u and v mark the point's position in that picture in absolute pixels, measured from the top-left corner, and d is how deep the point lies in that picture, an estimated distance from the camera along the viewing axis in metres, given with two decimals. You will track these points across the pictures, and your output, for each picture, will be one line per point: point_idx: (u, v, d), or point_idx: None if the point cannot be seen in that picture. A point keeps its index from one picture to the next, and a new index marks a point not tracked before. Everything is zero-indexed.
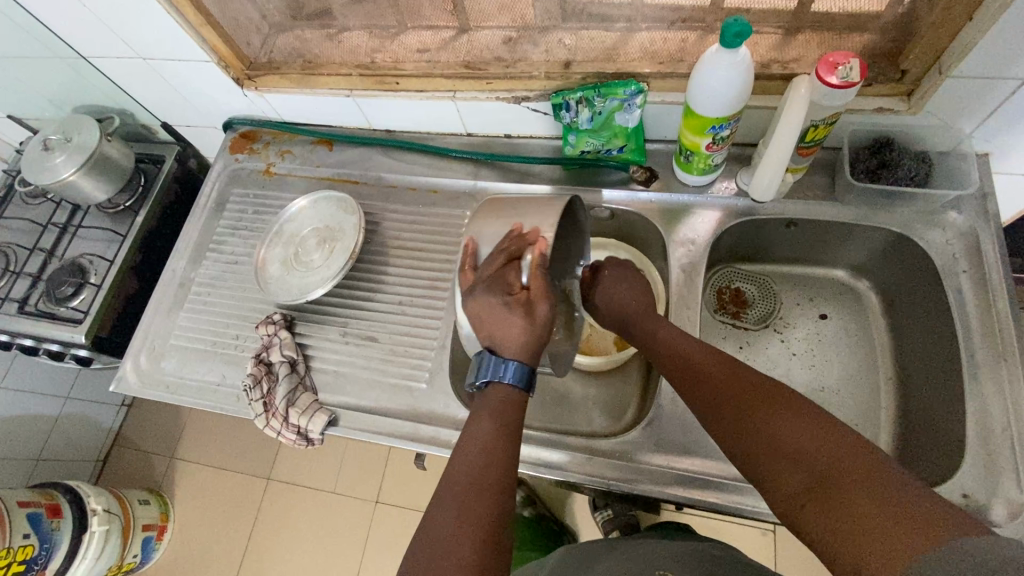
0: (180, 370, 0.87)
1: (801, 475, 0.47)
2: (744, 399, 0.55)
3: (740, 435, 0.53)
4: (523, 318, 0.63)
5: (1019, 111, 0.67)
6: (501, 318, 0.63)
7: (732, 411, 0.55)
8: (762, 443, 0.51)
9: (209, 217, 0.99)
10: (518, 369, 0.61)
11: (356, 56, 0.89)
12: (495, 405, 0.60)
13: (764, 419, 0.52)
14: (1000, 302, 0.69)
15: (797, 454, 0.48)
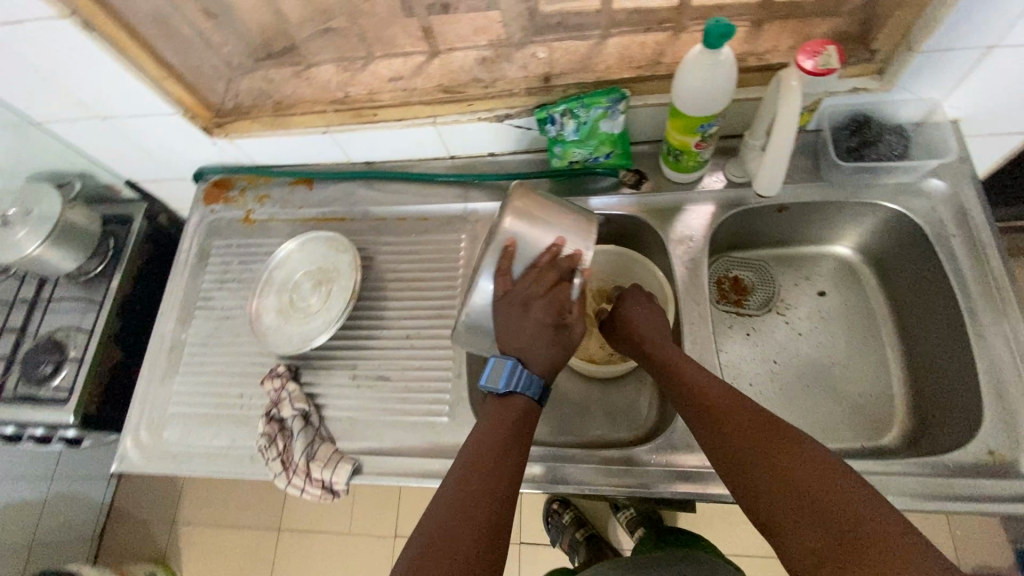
0: (185, 439, 0.83)
1: (817, 538, 0.48)
2: (758, 445, 0.55)
3: (753, 483, 0.54)
4: (563, 343, 0.66)
5: (987, 76, 0.70)
6: (549, 341, 0.65)
7: (744, 457, 0.56)
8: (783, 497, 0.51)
9: (192, 273, 0.95)
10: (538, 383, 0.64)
11: (328, 91, 0.86)
12: (514, 411, 0.63)
13: (780, 469, 0.53)
14: (994, 263, 0.72)
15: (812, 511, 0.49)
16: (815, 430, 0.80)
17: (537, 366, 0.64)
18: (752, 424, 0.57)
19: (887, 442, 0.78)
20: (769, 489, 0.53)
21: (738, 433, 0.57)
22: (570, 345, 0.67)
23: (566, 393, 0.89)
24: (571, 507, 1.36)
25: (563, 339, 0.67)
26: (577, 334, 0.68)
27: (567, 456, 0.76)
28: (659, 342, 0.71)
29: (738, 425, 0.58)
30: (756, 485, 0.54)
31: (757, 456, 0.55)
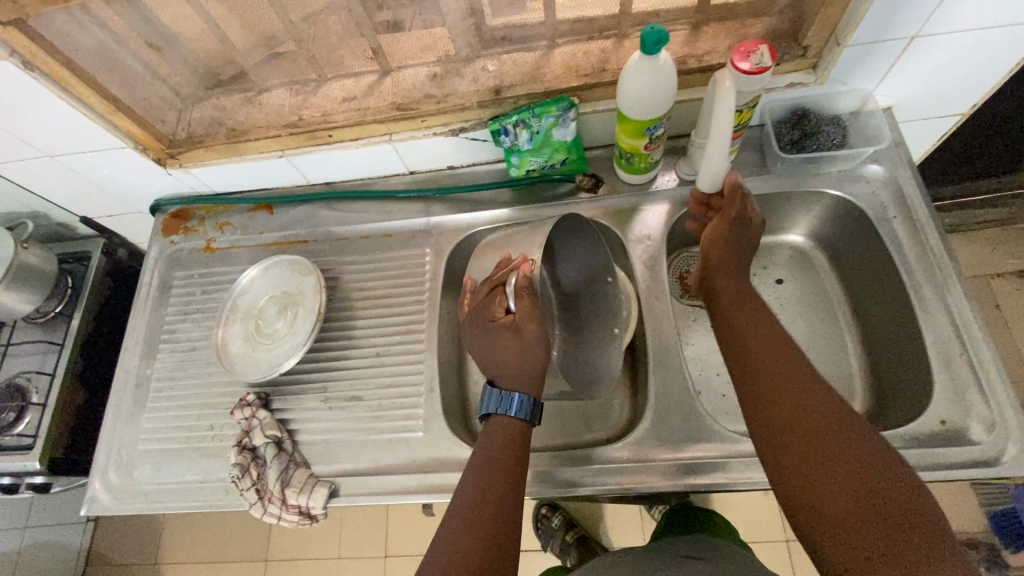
0: (157, 476, 0.81)
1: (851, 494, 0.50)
2: (809, 414, 0.56)
3: (789, 443, 0.55)
4: (518, 345, 0.73)
5: (912, 64, 0.74)
6: (507, 348, 0.73)
7: (786, 420, 0.57)
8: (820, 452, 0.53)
9: (155, 306, 0.93)
10: (518, 400, 0.68)
11: (281, 115, 0.86)
12: (502, 429, 0.68)
13: (827, 439, 0.54)
14: (935, 241, 0.75)
15: (849, 483, 0.51)
16: None
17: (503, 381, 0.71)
18: (807, 394, 0.57)
19: None
20: (807, 452, 0.54)
21: (789, 396, 0.58)
22: (526, 346, 0.73)
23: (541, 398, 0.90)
24: (560, 509, 1.37)
25: (521, 344, 0.73)
26: (531, 333, 0.73)
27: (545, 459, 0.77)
28: (730, 293, 0.71)
29: (790, 389, 0.58)
30: (791, 447, 0.55)
31: (804, 424, 0.56)
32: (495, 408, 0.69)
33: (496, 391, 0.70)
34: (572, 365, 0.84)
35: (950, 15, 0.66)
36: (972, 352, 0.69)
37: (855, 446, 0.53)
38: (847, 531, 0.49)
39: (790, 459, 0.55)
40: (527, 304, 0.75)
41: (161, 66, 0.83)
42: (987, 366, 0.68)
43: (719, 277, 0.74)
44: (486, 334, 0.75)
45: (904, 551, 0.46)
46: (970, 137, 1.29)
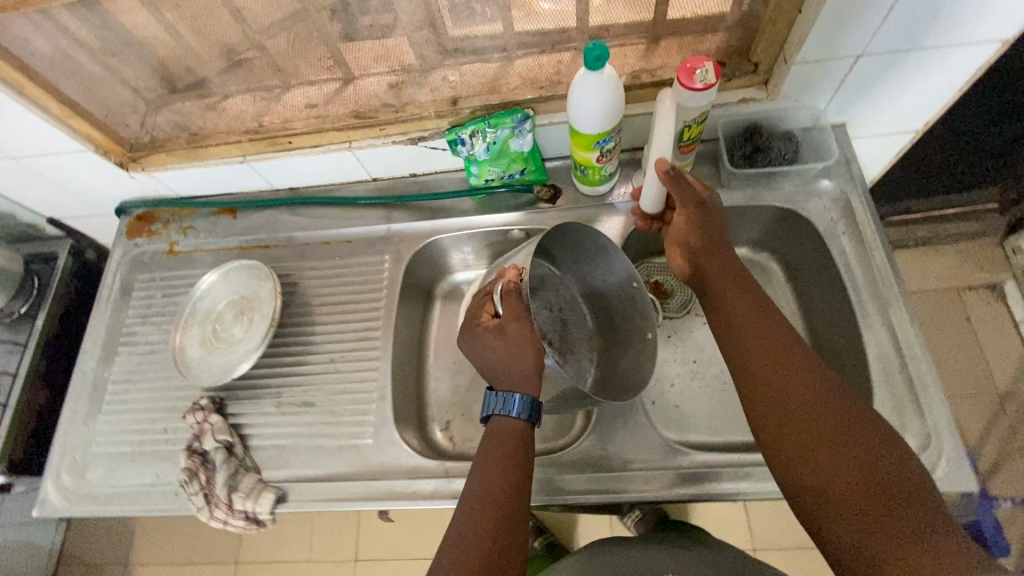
0: (109, 479, 0.81)
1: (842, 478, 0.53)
2: (806, 398, 0.58)
3: (788, 428, 0.58)
4: (507, 348, 0.71)
5: (860, 82, 0.75)
6: (500, 353, 0.72)
7: (785, 405, 0.58)
8: (810, 437, 0.56)
9: (115, 308, 0.94)
10: (519, 400, 0.68)
11: (242, 121, 0.87)
12: (507, 431, 0.68)
13: (826, 423, 0.56)
14: (879, 256, 0.76)
15: (848, 466, 0.53)
16: (730, 429, 0.83)
17: (499, 384, 0.71)
18: (808, 380, 0.59)
19: None
20: (807, 436, 0.56)
21: (786, 380, 0.59)
22: (516, 344, 0.71)
23: None
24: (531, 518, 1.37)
25: (515, 345, 0.71)
26: (518, 332, 0.71)
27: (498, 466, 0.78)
28: (719, 274, 0.70)
29: (789, 373, 0.60)
30: (791, 430, 0.57)
31: (802, 409, 0.57)
32: (496, 409, 0.69)
33: (495, 394, 0.69)
34: (613, 374, 0.80)
35: (894, 35, 0.67)
36: (913, 367, 0.70)
37: (852, 428, 0.55)
38: (846, 512, 0.52)
39: (789, 441, 0.57)
40: (514, 303, 0.73)
41: (122, 72, 0.84)
42: (926, 382, 0.69)
43: (708, 255, 0.71)
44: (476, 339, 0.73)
45: (901, 532, 0.49)
46: (940, 150, 1.30)
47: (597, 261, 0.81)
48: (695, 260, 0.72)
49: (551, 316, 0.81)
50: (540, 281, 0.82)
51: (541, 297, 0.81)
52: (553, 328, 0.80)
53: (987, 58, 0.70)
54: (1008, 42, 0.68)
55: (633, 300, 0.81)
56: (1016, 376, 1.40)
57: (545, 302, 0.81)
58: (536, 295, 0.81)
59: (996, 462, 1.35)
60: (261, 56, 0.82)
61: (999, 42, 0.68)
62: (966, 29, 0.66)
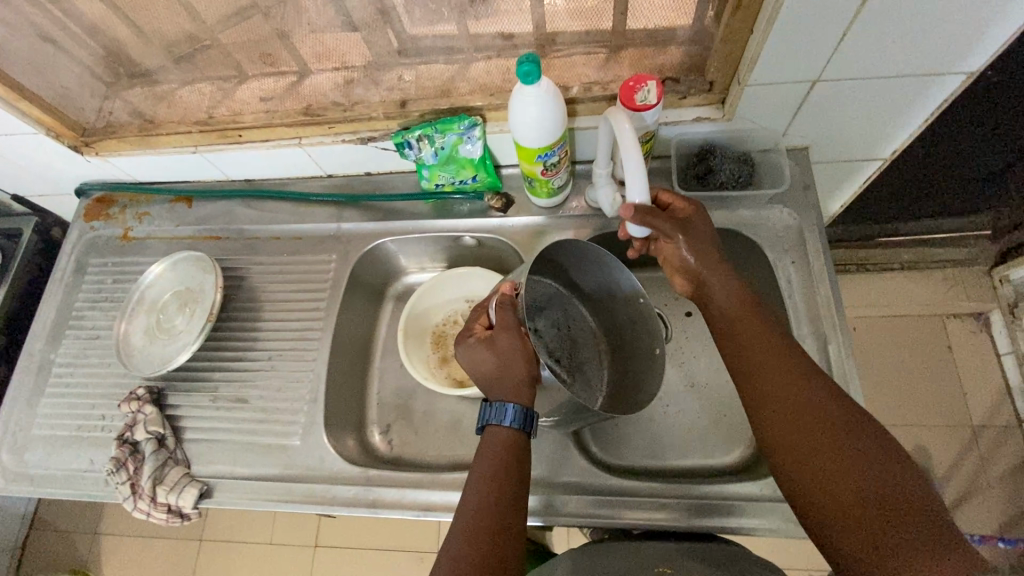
0: (45, 461, 0.83)
1: (846, 485, 0.53)
2: (804, 417, 0.58)
3: (790, 440, 0.57)
4: (499, 360, 0.70)
5: (818, 106, 0.72)
6: (489, 364, 0.71)
7: (786, 423, 0.58)
8: (810, 446, 0.56)
9: (66, 292, 0.94)
10: (511, 409, 0.67)
11: (192, 110, 0.86)
12: (500, 439, 0.68)
13: (826, 441, 0.56)
14: (824, 291, 0.75)
15: (853, 481, 0.53)
16: (663, 452, 0.82)
17: (492, 396, 0.70)
18: (805, 386, 0.59)
19: (725, 464, 0.80)
20: (809, 455, 0.56)
21: (784, 401, 0.59)
22: (511, 354, 0.70)
23: (438, 413, 0.89)
24: None
25: (510, 357, 0.70)
26: (509, 344, 0.70)
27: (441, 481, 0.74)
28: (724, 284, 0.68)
29: (788, 393, 0.59)
30: (793, 438, 0.57)
31: (803, 420, 0.58)
32: (489, 420, 0.69)
33: (489, 405, 0.69)
34: (624, 392, 0.75)
35: (853, 62, 0.64)
36: None
37: (851, 444, 0.55)
38: (844, 519, 0.52)
39: (794, 448, 0.57)
40: (507, 316, 0.72)
41: (75, 53, 0.82)
42: None
43: (705, 267, 0.69)
44: (468, 351, 0.72)
45: (911, 542, 0.49)
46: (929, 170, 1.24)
47: (602, 273, 0.76)
48: (694, 276, 0.69)
49: (559, 335, 0.78)
50: (546, 299, 0.79)
51: (547, 316, 0.78)
52: (560, 347, 0.77)
53: (952, 90, 0.68)
54: (974, 75, 0.66)
55: (639, 314, 0.75)
56: (992, 409, 1.36)
57: (552, 321, 0.78)
58: (541, 314, 0.77)
59: (963, 494, 1.32)
60: (218, 46, 0.81)
61: (964, 75, 0.65)
62: (928, 60, 0.63)
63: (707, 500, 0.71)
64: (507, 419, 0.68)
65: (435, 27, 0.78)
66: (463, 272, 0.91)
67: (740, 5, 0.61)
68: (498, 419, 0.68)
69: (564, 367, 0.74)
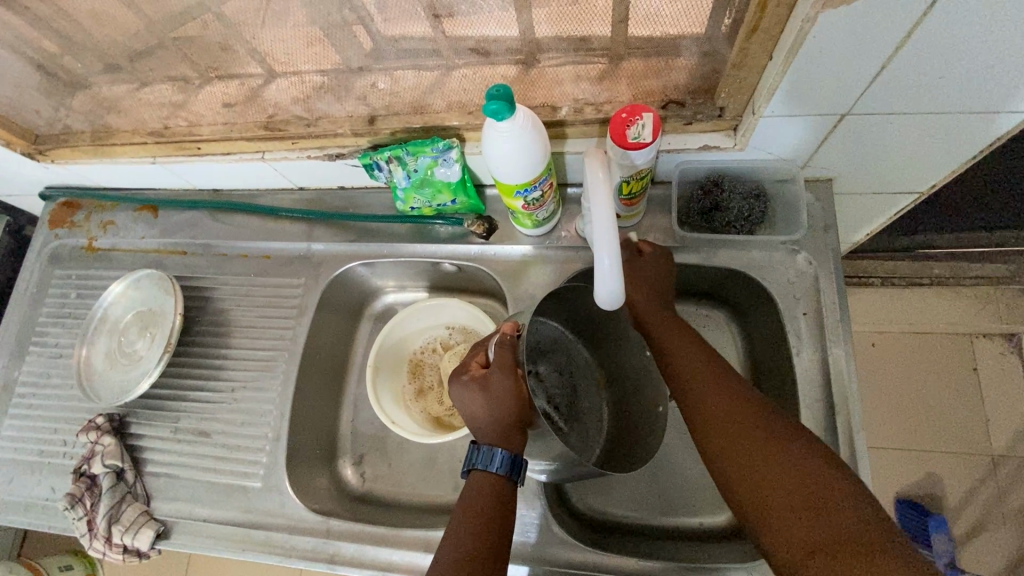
0: (8, 486, 0.80)
1: (775, 484, 0.49)
2: (727, 408, 0.55)
3: (722, 444, 0.54)
4: (490, 407, 0.58)
5: (845, 139, 0.62)
6: (476, 408, 0.59)
7: (714, 428, 0.55)
8: (737, 449, 0.53)
9: (29, 306, 0.91)
10: (501, 453, 0.56)
11: (147, 119, 0.78)
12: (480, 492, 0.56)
13: (750, 434, 0.53)
14: (837, 351, 0.67)
15: (774, 474, 0.50)
16: (647, 507, 0.75)
17: (481, 437, 0.58)
18: (729, 388, 0.57)
19: (711, 523, 0.74)
20: (734, 449, 0.53)
21: (710, 394, 0.57)
22: (511, 399, 0.58)
23: (410, 448, 0.82)
24: None
25: (502, 404, 0.58)
26: (506, 389, 0.58)
27: (407, 542, 0.68)
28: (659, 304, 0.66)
29: (716, 392, 0.57)
30: (723, 443, 0.54)
31: (730, 422, 0.54)
32: (474, 464, 0.57)
33: (477, 447, 0.58)
34: (620, 445, 0.69)
35: (888, 96, 0.54)
36: None
37: (770, 431, 0.52)
38: (779, 519, 0.48)
39: (724, 453, 0.53)
40: (506, 356, 0.60)
41: (16, 48, 0.71)
42: None
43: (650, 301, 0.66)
44: (456, 391, 0.61)
45: (837, 533, 0.45)
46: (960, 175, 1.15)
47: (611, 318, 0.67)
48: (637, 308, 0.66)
49: (560, 381, 0.69)
50: (552, 342, 0.68)
51: (551, 361, 0.68)
52: (562, 393, 0.69)
53: (1011, 127, 0.56)
54: None
55: (644, 368, 0.70)
56: (1015, 439, 1.20)
57: (556, 365, 0.69)
58: (545, 357, 0.67)
59: (974, 526, 1.18)
60: (170, 47, 0.68)
61: None
62: (983, 97, 0.52)
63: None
64: (496, 466, 0.56)
65: (409, 31, 0.63)
66: (433, 301, 0.84)
67: (757, 29, 0.51)
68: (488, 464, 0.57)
69: (564, 416, 0.67)
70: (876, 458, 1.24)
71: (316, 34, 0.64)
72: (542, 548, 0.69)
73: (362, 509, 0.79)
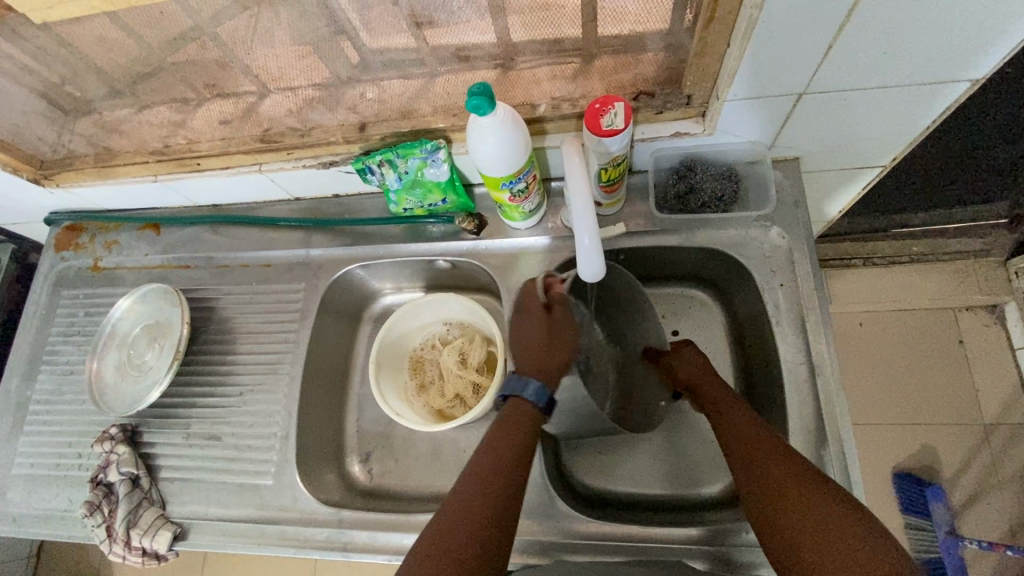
0: (26, 501, 0.83)
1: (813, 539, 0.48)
2: (765, 464, 0.56)
3: (764, 502, 0.54)
4: (541, 344, 0.67)
5: (806, 118, 0.66)
6: (529, 344, 0.67)
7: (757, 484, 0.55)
8: (777, 505, 0.52)
9: (40, 327, 0.94)
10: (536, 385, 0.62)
11: (149, 139, 0.82)
12: (515, 417, 0.61)
13: (789, 489, 0.53)
14: (813, 317, 0.71)
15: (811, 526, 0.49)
16: (643, 481, 0.78)
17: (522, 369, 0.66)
18: (771, 447, 0.57)
19: (706, 492, 0.77)
20: (775, 508, 0.52)
21: (752, 450, 0.58)
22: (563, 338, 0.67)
23: (416, 440, 0.85)
24: None
25: (552, 345, 0.67)
26: (557, 335, 0.68)
27: (417, 525, 0.71)
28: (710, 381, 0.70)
29: (758, 448, 0.58)
30: (766, 502, 0.53)
31: (769, 475, 0.55)
32: (512, 391, 0.63)
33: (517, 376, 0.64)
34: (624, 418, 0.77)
35: (839, 74, 0.58)
36: (837, 448, 0.66)
37: (807, 484, 0.52)
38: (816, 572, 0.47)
39: (767, 507, 0.53)
40: (559, 309, 0.69)
41: (21, 81, 0.75)
42: (852, 462, 0.65)
43: (705, 386, 0.70)
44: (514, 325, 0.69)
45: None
46: (927, 150, 1.18)
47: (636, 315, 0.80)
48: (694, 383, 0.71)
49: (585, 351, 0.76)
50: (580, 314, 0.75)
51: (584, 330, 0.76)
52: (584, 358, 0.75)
53: (955, 98, 0.61)
54: (978, 82, 0.59)
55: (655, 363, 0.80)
56: (1005, 406, 1.24)
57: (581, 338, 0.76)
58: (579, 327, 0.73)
59: (973, 493, 1.20)
60: (169, 69, 0.71)
61: (969, 81, 0.59)
62: (925, 70, 0.57)
63: (691, 546, 0.67)
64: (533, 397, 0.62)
65: (394, 41, 0.66)
66: (428, 300, 0.87)
67: (714, 18, 0.55)
68: (522, 391, 0.62)
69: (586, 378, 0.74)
70: (872, 435, 1.27)
71: (306, 49, 0.67)
72: (545, 525, 0.71)
73: (371, 503, 0.82)
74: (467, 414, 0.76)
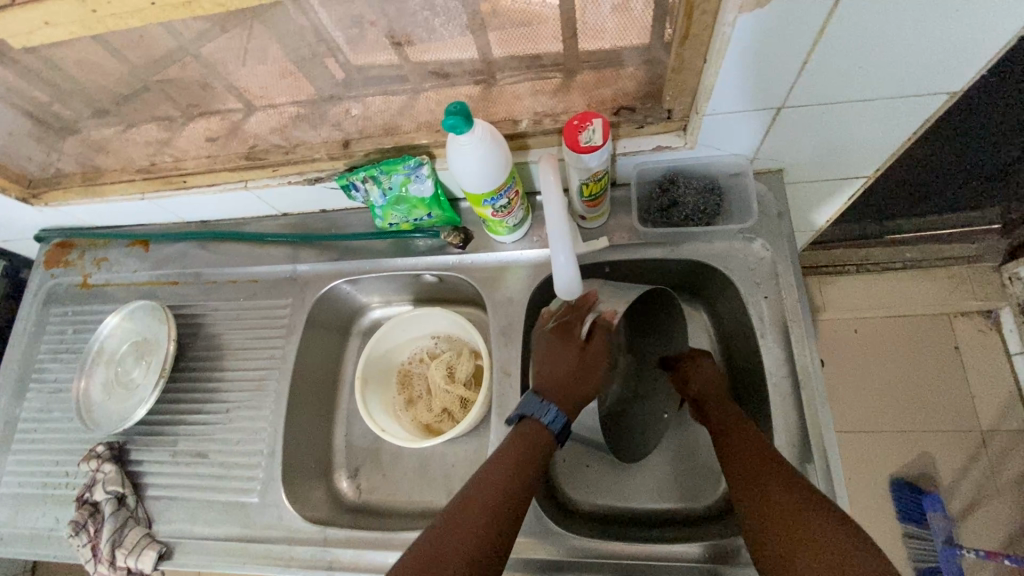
0: (13, 520, 0.82)
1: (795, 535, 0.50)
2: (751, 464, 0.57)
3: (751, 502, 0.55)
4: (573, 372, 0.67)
5: (788, 129, 0.66)
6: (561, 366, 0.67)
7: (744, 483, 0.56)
8: (761, 505, 0.54)
9: (28, 344, 0.94)
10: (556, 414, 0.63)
11: (135, 157, 0.82)
12: (528, 436, 0.63)
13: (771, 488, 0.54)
14: (798, 330, 0.70)
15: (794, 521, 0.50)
16: (636, 496, 0.78)
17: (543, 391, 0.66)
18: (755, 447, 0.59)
19: (701, 504, 0.76)
20: (761, 508, 0.53)
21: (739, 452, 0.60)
22: (593, 374, 0.68)
23: (405, 456, 0.85)
24: None
25: (583, 373, 0.67)
26: (590, 364, 0.68)
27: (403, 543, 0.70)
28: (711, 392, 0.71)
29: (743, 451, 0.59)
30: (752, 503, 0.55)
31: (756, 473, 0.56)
32: (530, 412, 0.64)
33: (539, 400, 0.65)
34: (632, 420, 0.80)
35: (816, 87, 0.58)
36: (823, 463, 0.65)
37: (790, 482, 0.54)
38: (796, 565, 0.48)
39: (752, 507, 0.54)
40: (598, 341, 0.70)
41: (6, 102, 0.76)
42: (837, 477, 0.64)
43: (716, 405, 0.69)
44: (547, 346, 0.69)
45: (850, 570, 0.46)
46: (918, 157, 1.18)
47: (662, 319, 0.80)
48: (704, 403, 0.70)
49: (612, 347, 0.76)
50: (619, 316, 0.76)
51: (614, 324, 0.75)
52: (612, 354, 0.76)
53: (933, 109, 0.61)
54: (956, 94, 0.59)
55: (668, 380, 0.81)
56: (1002, 413, 1.23)
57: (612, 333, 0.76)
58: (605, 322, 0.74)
59: (970, 502, 1.19)
60: (153, 89, 0.71)
61: (946, 94, 0.59)
62: (901, 81, 0.57)
63: (679, 562, 0.66)
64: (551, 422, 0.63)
65: (375, 58, 0.66)
66: (413, 315, 0.87)
67: (688, 36, 0.55)
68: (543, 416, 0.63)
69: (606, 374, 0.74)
70: (869, 443, 1.26)
71: (288, 68, 0.67)
72: (531, 544, 0.70)
73: (359, 519, 0.81)
74: (455, 429, 0.77)
